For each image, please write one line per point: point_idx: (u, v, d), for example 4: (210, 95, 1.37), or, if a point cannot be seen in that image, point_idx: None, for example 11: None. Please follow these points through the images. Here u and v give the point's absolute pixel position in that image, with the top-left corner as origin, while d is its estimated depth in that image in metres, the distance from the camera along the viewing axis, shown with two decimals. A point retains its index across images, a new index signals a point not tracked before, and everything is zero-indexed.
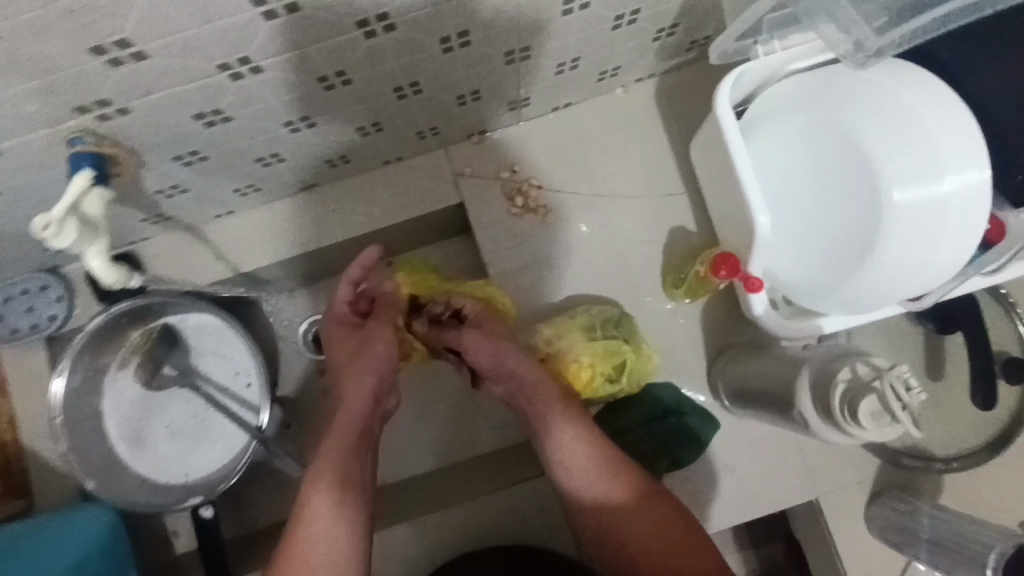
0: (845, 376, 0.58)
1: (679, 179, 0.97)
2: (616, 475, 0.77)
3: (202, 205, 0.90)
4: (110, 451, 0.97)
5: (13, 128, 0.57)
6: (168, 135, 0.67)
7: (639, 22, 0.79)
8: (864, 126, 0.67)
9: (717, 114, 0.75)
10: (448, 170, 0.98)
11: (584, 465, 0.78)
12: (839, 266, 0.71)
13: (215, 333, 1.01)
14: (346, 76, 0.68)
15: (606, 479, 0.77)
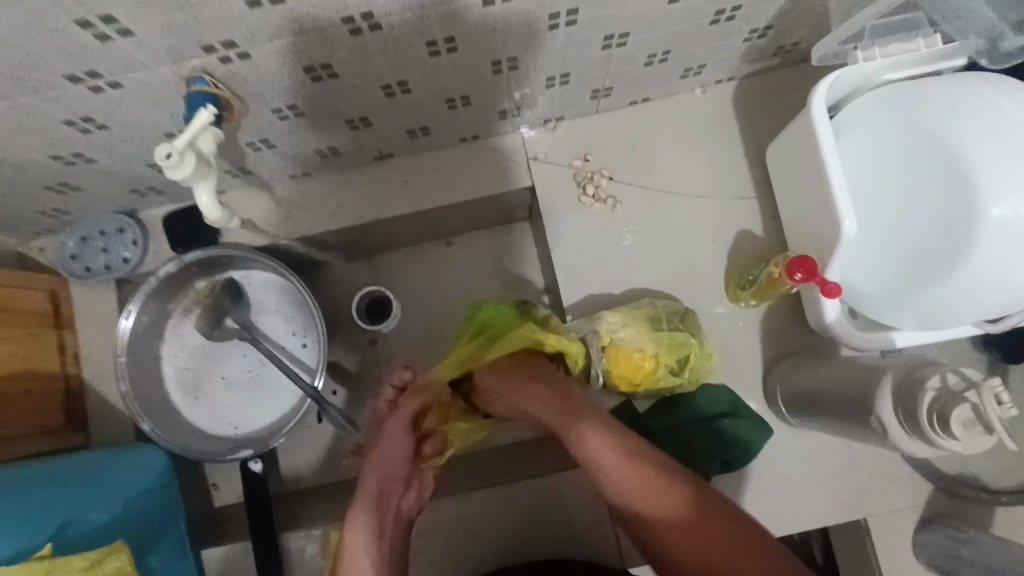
0: (934, 384, 0.58)
1: (751, 183, 0.97)
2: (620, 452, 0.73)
3: (283, 163, 0.92)
4: (167, 396, 0.99)
5: (144, 60, 0.60)
6: (276, 85, 0.70)
7: (737, 21, 0.79)
8: (964, 138, 0.68)
9: (811, 115, 0.75)
10: (522, 154, 0.99)
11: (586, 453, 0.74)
12: (928, 277, 0.71)
13: (277, 291, 1.03)
14: (453, 43, 0.69)
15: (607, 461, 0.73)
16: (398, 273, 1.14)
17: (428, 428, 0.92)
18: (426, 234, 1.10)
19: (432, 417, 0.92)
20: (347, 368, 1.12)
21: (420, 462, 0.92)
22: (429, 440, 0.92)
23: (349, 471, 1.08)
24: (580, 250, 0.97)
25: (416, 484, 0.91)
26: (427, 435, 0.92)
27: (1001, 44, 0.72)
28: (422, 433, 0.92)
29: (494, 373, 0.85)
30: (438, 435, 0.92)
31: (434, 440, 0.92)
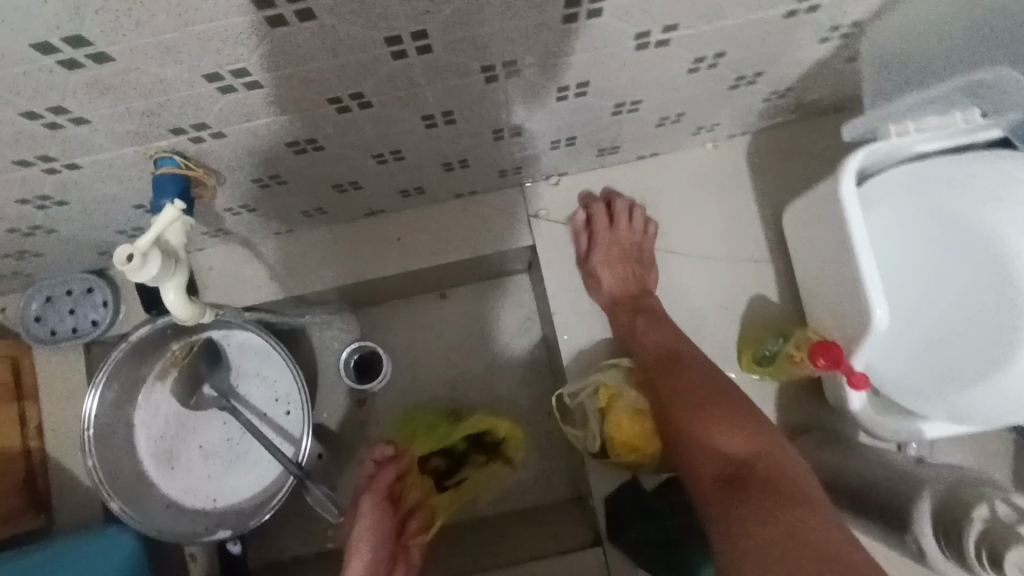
0: (982, 514, 0.53)
1: (765, 245, 0.92)
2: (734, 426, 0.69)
3: (265, 223, 0.86)
4: (138, 467, 0.92)
5: (103, 143, 0.53)
6: (254, 159, 0.63)
7: (757, 85, 0.74)
8: (1005, 223, 0.63)
9: (838, 191, 0.70)
10: (522, 211, 0.93)
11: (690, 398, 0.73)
12: (971, 372, 0.66)
13: (259, 352, 0.96)
14: (450, 115, 0.63)
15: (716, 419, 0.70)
16: (388, 329, 1.07)
17: (411, 504, 0.86)
18: (420, 288, 1.04)
19: (412, 492, 0.86)
20: (333, 431, 1.05)
21: (406, 541, 0.83)
22: (412, 518, 0.85)
23: (334, 543, 1.02)
24: (583, 315, 0.91)
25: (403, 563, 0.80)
26: (411, 511, 0.85)
27: None
28: (406, 510, 0.85)
29: (616, 277, 0.88)
30: (420, 511, 0.86)
31: (417, 516, 0.85)
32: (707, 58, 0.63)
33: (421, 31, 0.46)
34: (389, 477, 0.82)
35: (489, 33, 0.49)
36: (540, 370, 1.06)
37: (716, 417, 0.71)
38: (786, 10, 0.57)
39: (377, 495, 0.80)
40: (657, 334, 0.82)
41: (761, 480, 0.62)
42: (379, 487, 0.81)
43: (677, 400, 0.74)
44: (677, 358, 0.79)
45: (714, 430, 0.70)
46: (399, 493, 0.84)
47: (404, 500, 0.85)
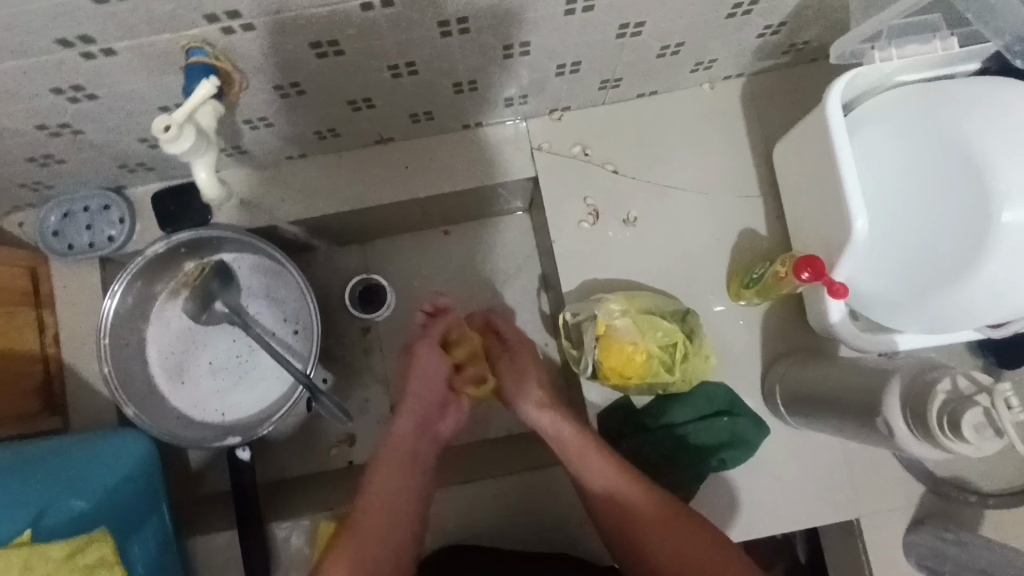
0: (945, 387, 0.58)
1: (755, 181, 0.96)
2: (631, 485, 0.79)
3: (280, 143, 0.89)
4: (150, 379, 0.96)
5: (141, 26, 0.57)
6: (278, 60, 0.67)
7: (753, 16, 0.78)
8: (985, 143, 0.67)
9: (826, 113, 0.74)
10: (526, 143, 0.97)
11: (608, 481, 0.79)
12: (938, 281, 0.71)
13: (268, 274, 1.00)
14: (466, 23, 0.67)
15: (627, 486, 0.79)
16: (392, 260, 1.12)
17: (462, 356, 0.92)
18: (424, 221, 1.08)
19: (463, 346, 0.92)
20: (337, 357, 1.09)
21: (455, 388, 0.92)
22: (463, 369, 0.92)
23: (338, 461, 1.06)
24: (582, 243, 0.95)
25: (452, 409, 0.91)
26: (462, 363, 0.92)
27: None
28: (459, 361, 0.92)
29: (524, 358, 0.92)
30: (472, 364, 0.92)
31: (470, 368, 0.92)
32: None
33: None
34: (438, 330, 0.91)
35: None
36: (538, 304, 1.10)
37: (610, 470, 0.79)
38: None
39: (432, 342, 0.90)
40: (597, 468, 0.80)
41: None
42: (429, 340, 0.90)
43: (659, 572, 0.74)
44: (641, 507, 0.77)
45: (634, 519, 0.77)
46: (450, 345, 0.92)
47: (454, 354, 0.92)
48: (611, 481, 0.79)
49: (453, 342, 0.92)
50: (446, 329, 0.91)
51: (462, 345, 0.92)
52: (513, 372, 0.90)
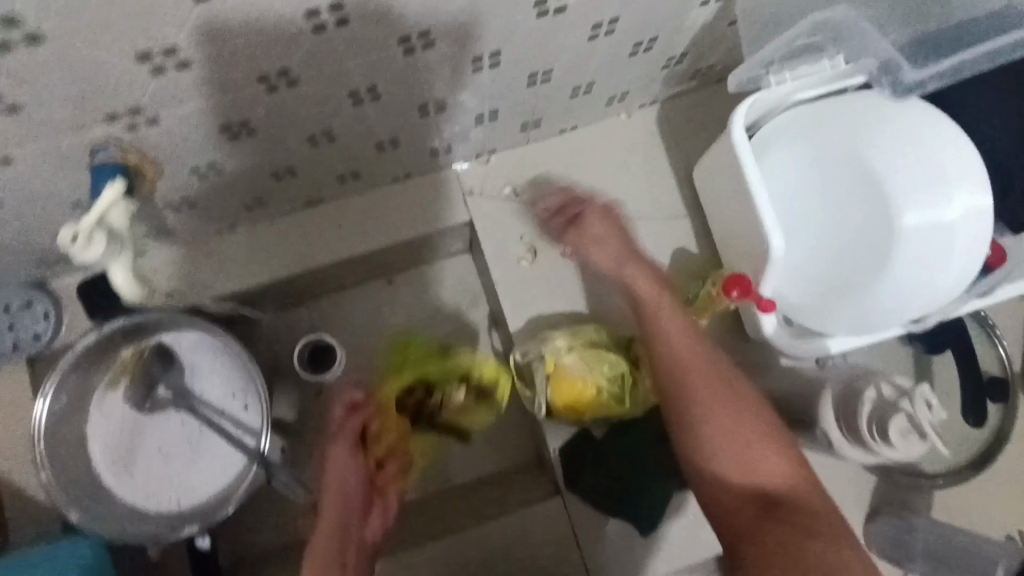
0: (871, 396, 0.63)
1: (682, 202, 1.00)
2: (749, 422, 0.74)
3: (206, 219, 0.88)
4: (94, 477, 0.91)
5: (38, 133, 0.55)
6: (189, 146, 0.66)
7: (656, 52, 0.81)
8: (874, 151, 0.73)
9: (732, 137, 0.78)
10: (458, 189, 0.98)
11: (713, 396, 0.75)
12: (856, 282, 0.75)
13: (210, 350, 0.97)
14: (376, 90, 0.67)
15: (747, 421, 0.74)
16: (338, 318, 1.10)
17: (384, 451, 0.88)
18: (367, 275, 1.08)
19: (383, 440, 0.87)
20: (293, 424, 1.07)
21: (377, 487, 0.86)
22: (385, 466, 0.87)
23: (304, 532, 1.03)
24: (524, 281, 0.97)
25: (378, 508, 0.84)
26: (384, 458, 0.88)
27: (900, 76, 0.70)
28: (378, 458, 0.87)
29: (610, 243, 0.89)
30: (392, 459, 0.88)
31: (390, 464, 0.88)
32: (604, 26, 0.70)
33: (338, 3, 0.51)
34: (354, 428, 0.86)
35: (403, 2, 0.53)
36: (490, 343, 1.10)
37: (719, 388, 0.75)
38: None
39: (347, 441, 0.85)
40: (673, 334, 0.80)
41: (790, 498, 0.70)
42: (343, 440, 0.85)
43: (709, 421, 0.74)
44: (698, 369, 0.77)
45: (747, 448, 0.72)
46: (369, 441, 0.87)
47: (374, 451, 0.87)
48: (721, 392, 0.75)
49: (372, 438, 0.87)
50: (365, 422, 0.87)
51: (382, 440, 0.87)
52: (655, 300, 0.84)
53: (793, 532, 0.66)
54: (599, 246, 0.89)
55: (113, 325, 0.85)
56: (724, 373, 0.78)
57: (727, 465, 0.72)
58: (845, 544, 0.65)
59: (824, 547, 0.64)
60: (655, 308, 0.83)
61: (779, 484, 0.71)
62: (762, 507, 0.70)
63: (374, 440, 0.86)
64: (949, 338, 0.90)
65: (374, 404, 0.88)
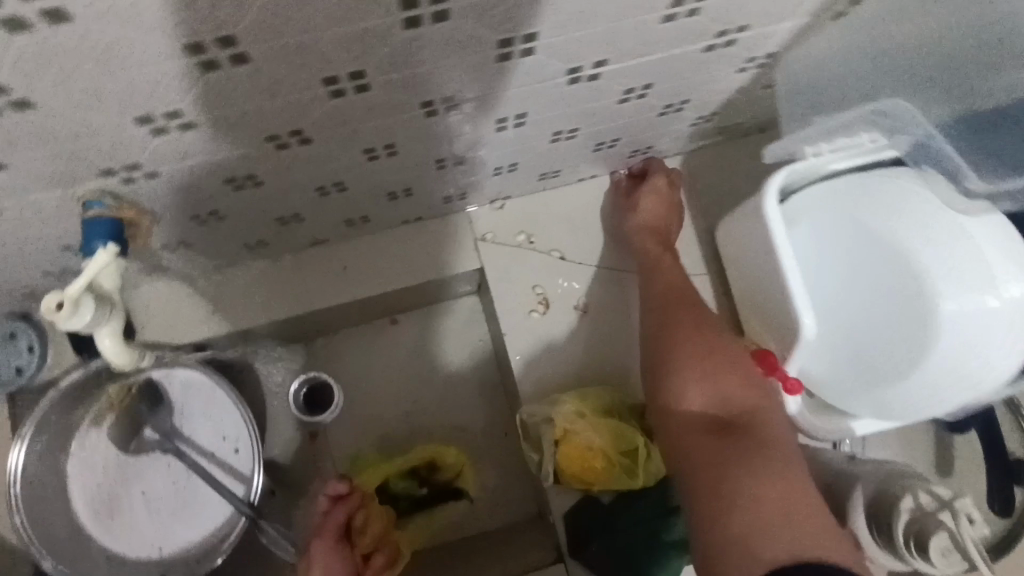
0: (907, 504, 0.60)
1: (702, 259, 0.96)
2: (721, 360, 0.73)
3: (204, 258, 0.83)
4: (72, 519, 0.87)
5: (27, 187, 0.51)
6: (190, 196, 0.62)
7: (685, 111, 0.78)
8: (914, 236, 0.68)
9: (764, 210, 0.74)
10: (469, 235, 0.94)
11: (693, 336, 0.76)
12: (889, 369, 0.71)
13: (203, 390, 0.93)
14: (393, 147, 0.63)
15: (719, 358, 0.73)
16: (337, 356, 1.06)
17: (369, 543, 0.84)
18: (369, 315, 1.03)
19: (368, 532, 0.84)
20: (284, 465, 1.02)
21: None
22: (373, 559, 0.83)
23: None
24: (533, 335, 0.92)
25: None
26: (370, 551, 0.83)
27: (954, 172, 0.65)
28: (365, 550, 0.83)
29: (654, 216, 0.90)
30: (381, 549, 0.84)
31: (379, 555, 0.83)
32: (636, 90, 0.66)
33: (358, 72, 0.47)
34: (339, 519, 0.81)
35: (428, 71, 0.50)
36: (494, 391, 1.06)
37: (700, 327, 0.77)
38: (706, 44, 0.60)
39: (328, 539, 0.79)
40: (671, 278, 0.85)
41: (752, 432, 0.67)
42: (327, 534, 0.79)
43: (676, 359, 0.74)
44: (678, 312, 0.80)
45: (712, 376, 0.72)
46: (354, 535, 0.83)
47: (358, 545, 0.83)
48: (701, 332, 0.76)
49: (356, 531, 0.83)
50: (349, 512, 0.82)
51: (368, 532, 0.83)
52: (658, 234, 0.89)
53: (743, 454, 0.63)
54: (646, 207, 0.90)
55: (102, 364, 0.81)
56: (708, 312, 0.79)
57: (698, 384, 0.72)
58: (793, 475, 0.60)
59: (765, 477, 0.60)
60: (658, 252, 0.88)
61: (744, 419, 0.69)
62: (715, 429, 0.67)
63: (359, 535, 0.82)
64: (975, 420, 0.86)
65: (357, 492, 0.84)
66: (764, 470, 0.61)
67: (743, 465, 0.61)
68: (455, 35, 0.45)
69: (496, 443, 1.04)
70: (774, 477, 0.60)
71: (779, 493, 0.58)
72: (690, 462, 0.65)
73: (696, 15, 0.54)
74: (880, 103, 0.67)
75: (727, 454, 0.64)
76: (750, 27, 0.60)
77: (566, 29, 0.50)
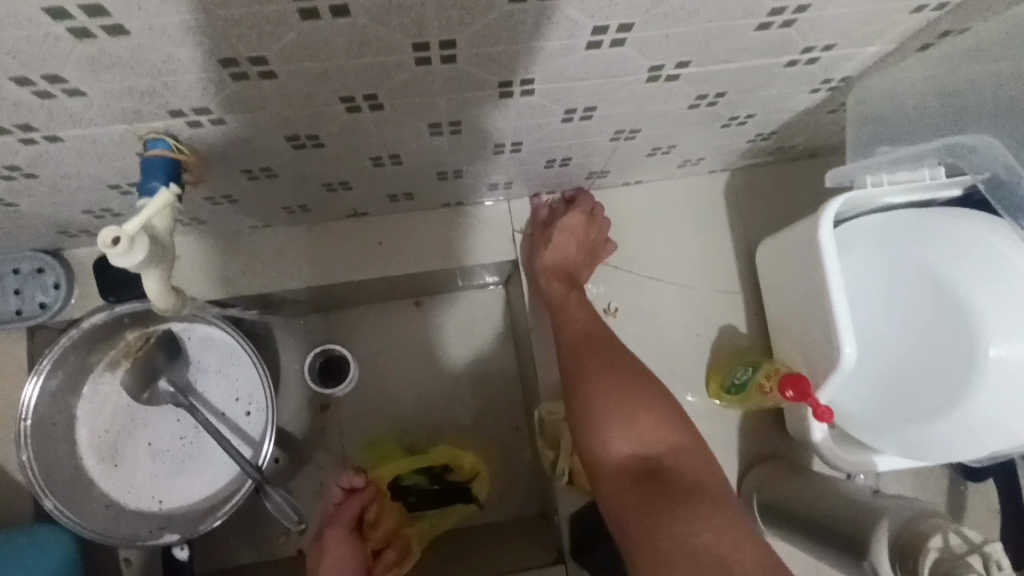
0: (936, 544, 0.57)
1: (737, 278, 0.95)
2: (631, 396, 0.71)
3: (243, 216, 0.83)
4: (77, 462, 0.86)
5: (94, 118, 0.50)
6: (247, 149, 0.61)
7: (747, 126, 0.77)
8: (970, 280, 0.67)
9: (818, 233, 0.73)
10: (507, 225, 0.93)
11: (602, 379, 0.73)
12: (926, 410, 0.69)
13: (222, 349, 0.92)
14: (458, 126, 0.63)
15: (628, 395, 0.71)
16: (356, 332, 1.05)
17: (381, 538, 0.86)
18: (395, 294, 1.03)
19: (381, 526, 0.86)
20: (292, 435, 1.01)
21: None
22: (382, 554, 0.85)
23: (284, 551, 0.98)
24: None
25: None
26: (381, 546, 0.86)
27: None
28: (376, 544, 0.85)
29: (567, 251, 0.87)
30: (391, 545, 0.86)
31: (389, 551, 0.85)
32: (708, 97, 0.66)
33: (449, 43, 0.46)
34: (352, 512, 0.83)
35: (517, 50, 0.49)
36: (510, 385, 1.05)
37: (607, 368, 0.74)
38: (789, 59, 0.59)
39: (342, 527, 0.82)
40: (577, 317, 0.82)
41: (681, 475, 0.65)
42: (342, 524, 0.82)
43: (599, 403, 0.71)
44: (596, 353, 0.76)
45: (625, 416, 0.69)
46: (365, 528, 0.85)
47: (370, 539, 0.85)
48: (605, 373, 0.73)
49: (368, 524, 0.85)
50: (362, 506, 0.84)
51: (380, 527, 0.86)
52: (562, 275, 0.87)
53: (671, 496, 0.62)
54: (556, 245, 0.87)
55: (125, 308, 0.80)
56: (611, 349, 0.77)
57: (612, 427, 0.69)
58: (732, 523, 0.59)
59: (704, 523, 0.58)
60: (563, 291, 0.85)
61: (666, 456, 0.67)
62: (639, 472, 0.65)
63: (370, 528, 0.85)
64: (993, 470, 0.85)
65: (372, 487, 0.86)
66: (692, 513, 0.59)
67: (674, 510, 0.60)
68: (554, 16, 0.45)
69: (505, 438, 1.04)
70: (711, 520, 0.58)
71: (713, 534, 0.57)
72: (623, 513, 0.63)
73: (789, 27, 0.53)
74: (963, 138, 0.67)
75: (656, 501, 0.61)
76: (835, 47, 0.59)
77: (661, 24, 0.49)
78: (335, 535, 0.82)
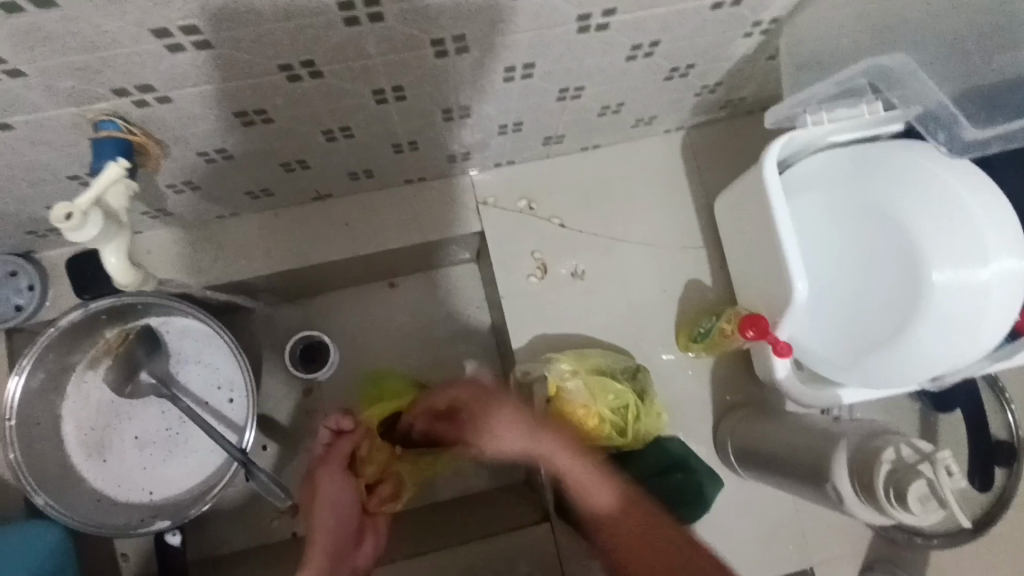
0: (889, 456, 0.60)
1: (700, 232, 0.97)
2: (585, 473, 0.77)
3: (209, 204, 0.84)
4: (65, 458, 0.88)
5: (42, 102, 0.52)
6: (199, 130, 0.63)
7: (690, 78, 0.79)
8: (907, 205, 0.69)
9: (764, 174, 0.75)
10: (471, 197, 0.95)
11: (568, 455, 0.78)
12: (878, 338, 0.71)
13: (200, 339, 0.94)
14: (402, 91, 0.65)
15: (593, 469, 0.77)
16: (334, 316, 1.07)
17: (373, 474, 0.87)
18: (369, 276, 1.05)
19: (373, 462, 0.86)
20: (277, 422, 1.03)
21: (368, 510, 0.85)
22: (377, 489, 0.86)
23: (279, 534, 1.00)
24: (530, 296, 0.93)
25: (370, 533, 0.83)
26: (375, 482, 0.87)
27: (960, 134, 0.66)
28: (371, 480, 0.87)
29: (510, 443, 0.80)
30: (386, 481, 0.87)
31: (383, 486, 0.87)
32: (644, 47, 0.67)
33: None
34: (345, 449, 0.84)
35: (440, 3, 0.51)
36: (488, 357, 1.07)
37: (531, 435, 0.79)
38: (713, 1, 0.61)
39: (335, 464, 0.83)
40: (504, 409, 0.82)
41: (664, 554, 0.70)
42: (336, 463, 0.83)
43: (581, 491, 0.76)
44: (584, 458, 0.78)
45: (603, 493, 0.76)
46: (358, 465, 0.86)
47: (364, 475, 0.86)
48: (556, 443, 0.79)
49: (360, 462, 0.86)
50: (355, 444, 0.85)
51: (372, 463, 0.86)
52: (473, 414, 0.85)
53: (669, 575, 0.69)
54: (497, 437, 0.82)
55: (98, 303, 0.81)
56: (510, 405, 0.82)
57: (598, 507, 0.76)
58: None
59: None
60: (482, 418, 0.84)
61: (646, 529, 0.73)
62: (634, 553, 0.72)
63: (364, 464, 0.85)
64: (958, 398, 0.88)
65: (362, 427, 0.86)
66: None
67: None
68: None
69: None
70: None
71: None
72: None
73: None
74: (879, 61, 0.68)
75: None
76: None
77: None
78: (327, 474, 0.83)
